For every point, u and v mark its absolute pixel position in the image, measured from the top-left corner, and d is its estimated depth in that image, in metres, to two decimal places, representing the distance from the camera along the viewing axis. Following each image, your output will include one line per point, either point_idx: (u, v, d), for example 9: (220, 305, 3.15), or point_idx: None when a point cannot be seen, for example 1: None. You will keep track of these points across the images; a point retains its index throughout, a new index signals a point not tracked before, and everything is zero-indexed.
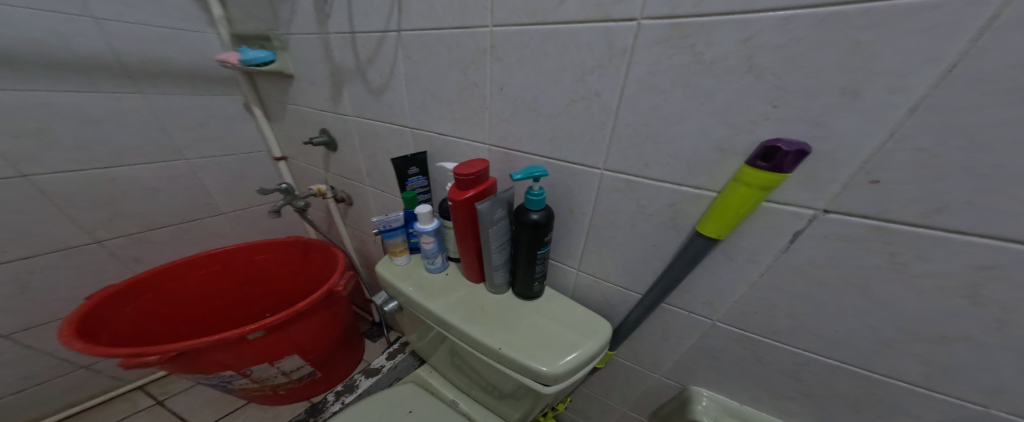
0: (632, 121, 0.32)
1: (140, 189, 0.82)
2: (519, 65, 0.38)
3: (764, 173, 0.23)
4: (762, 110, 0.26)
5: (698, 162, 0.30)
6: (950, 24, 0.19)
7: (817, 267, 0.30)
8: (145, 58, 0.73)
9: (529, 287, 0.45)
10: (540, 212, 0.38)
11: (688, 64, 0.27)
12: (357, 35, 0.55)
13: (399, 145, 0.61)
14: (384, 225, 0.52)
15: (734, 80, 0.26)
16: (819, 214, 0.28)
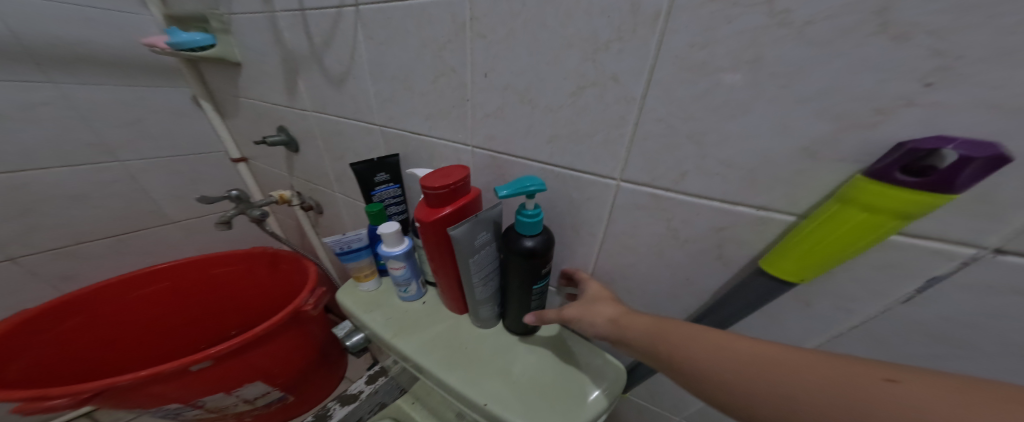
0: (665, 115, 0.24)
1: (61, 198, 0.69)
2: (508, 43, 0.29)
3: (910, 194, 0.15)
4: (902, 91, 0.17)
5: (765, 174, 0.22)
6: None
7: (960, 326, 0.21)
8: (55, 40, 0.60)
9: (523, 323, 0.37)
10: (536, 238, 0.29)
11: (763, 27, 0.19)
12: (308, 14, 0.46)
13: (368, 147, 0.51)
14: (341, 247, 0.43)
15: (846, 47, 0.17)
16: (986, 255, 0.19)
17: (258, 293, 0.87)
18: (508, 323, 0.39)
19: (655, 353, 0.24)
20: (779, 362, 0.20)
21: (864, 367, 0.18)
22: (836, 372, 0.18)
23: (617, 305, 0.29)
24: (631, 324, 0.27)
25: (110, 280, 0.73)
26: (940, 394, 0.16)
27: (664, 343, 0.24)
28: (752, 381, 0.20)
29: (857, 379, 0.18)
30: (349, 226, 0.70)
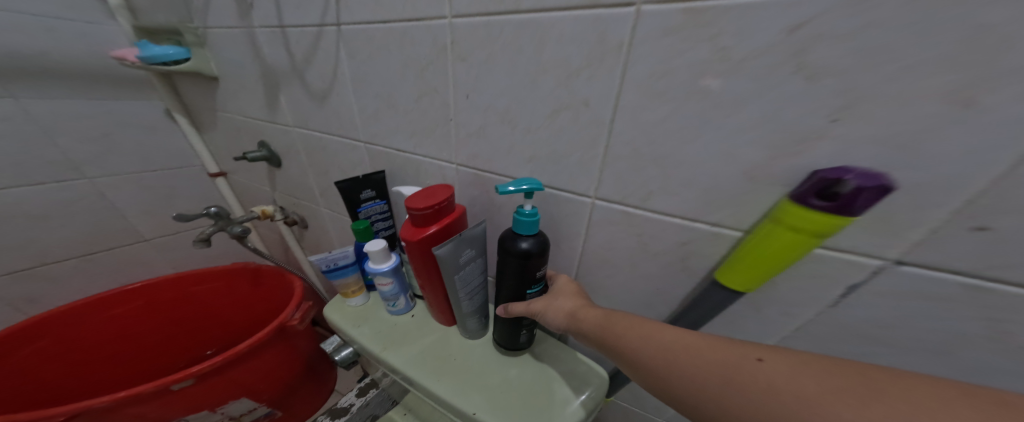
0: (631, 139, 0.26)
1: (22, 218, 0.65)
2: (487, 65, 0.31)
3: (823, 216, 0.17)
4: (814, 126, 0.20)
5: (719, 195, 0.25)
6: None
7: (880, 327, 0.25)
8: (13, 52, 0.57)
9: (514, 335, 0.37)
10: (531, 239, 0.30)
11: (707, 62, 0.21)
12: (288, 30, 0.46)
13: (353, 163, 0.52)
14: (328, 264, 0.43)
15: (775, 83, 0.20)
16: (888, 266, 0.22)
17: (241, 308, 0.84)
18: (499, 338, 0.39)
19: (602, 342, 0.28)
20: (686, 345, 0.24)
21: (746, 349, 0.22)
22: (726, 353, 0.23)
23: (578, 299, 0.32)
24: (585, 317, 0.30)
25: (81, 301, 0.70)
26: (792, 368, 0.21)
27: (610, 334, 0.27)
28: (663, 358, 0.24)
29: (740, 359, 0.22)
30: (335, 239, 0.69)
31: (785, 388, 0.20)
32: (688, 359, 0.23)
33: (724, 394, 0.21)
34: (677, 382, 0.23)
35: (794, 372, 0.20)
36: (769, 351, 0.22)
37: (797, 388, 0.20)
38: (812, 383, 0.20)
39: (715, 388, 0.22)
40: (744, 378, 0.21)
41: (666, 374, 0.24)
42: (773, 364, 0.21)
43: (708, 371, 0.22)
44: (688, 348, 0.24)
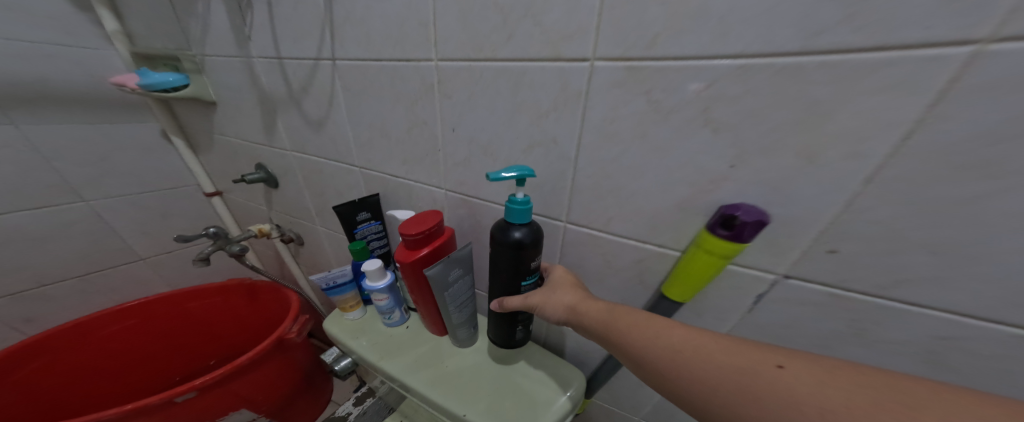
0: (592, 173, 0.31)
1: (20, 241, 0.67)
2: (469, 103, 0.35)
3: (724, 242, 0.23)
4: (719, 171, 0.26)
5: (661, 222, 0.30)
6: (904, 85, 0.19)
7: (783, 328, 0.30)
8: (13, 80, 0.59)
9: (510, 332, 0.41)
10: (524, 228, 0.32)
11: (645, 111, 0.26)
12: (285, 62, 0.50)
13: (348, 185, 0.55)
14: (327, 282, 0.47)
15: (693, 132, 0.25)
16: (780, 279, 0.28)
17: (238, 322, 0.86)
18: (495, 336, 0.43)
19: (607, 338, 0.30)
20: (704, 348, 0.25)
21: (766, 357, 0.24)
22: (744, 358, 0.24)
23: (577, 293, 0.33)
24: (587, 312, 0.31)
25: (81, 319, 0.71)
26: (812, 376, 0.22)
27: (618, 332, 0.29)
28: (678, 357, 0.26)
29: (760, 366, 0.23)
30: (330, 255, 0.72)
31: (804, 395, 0.21)
32: (707, 362, 0.25)
33: (739, 397, 0.23)
34: (690, 381, 0.25)
35: (815, 380, 0.22)
36: (790, 358, 0.23)
37: (818, 396, 0.21)
38: (831, 392, 0.21)
39: (729, 390, 0.23)
40: (763, 383, 0.23)
41: (682, 374, 0.25)
42: (794, 373, 0.22)
43: (724, 374, 0.24)
44: (707, 352, 0.25)
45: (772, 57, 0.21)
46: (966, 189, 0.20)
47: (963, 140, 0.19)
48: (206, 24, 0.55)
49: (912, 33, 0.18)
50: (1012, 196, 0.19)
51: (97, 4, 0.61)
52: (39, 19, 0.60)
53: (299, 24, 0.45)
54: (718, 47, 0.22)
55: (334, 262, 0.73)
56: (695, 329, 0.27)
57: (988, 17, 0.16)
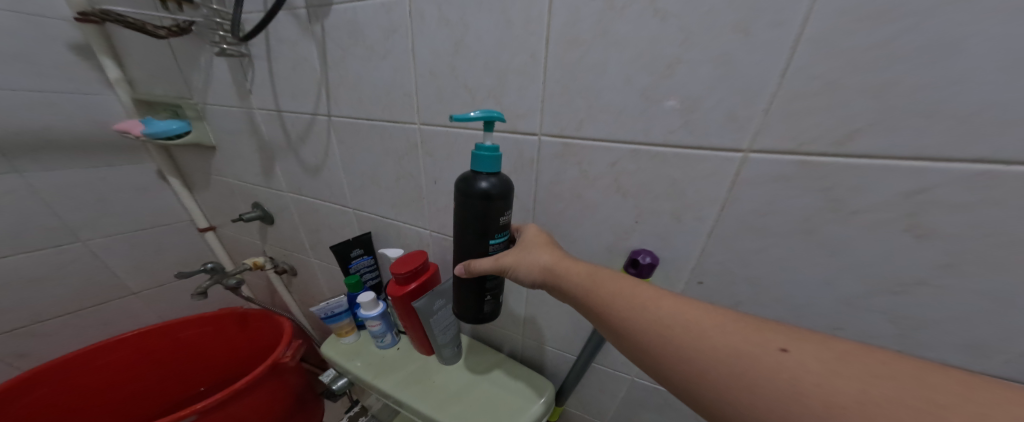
0: (547, 221, 0.41)
1: (18, 281, 0.69)
2: (448, 160, 0.45)
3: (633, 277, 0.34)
4: (627, 225, 0.36)
5: (596, 259, 0.40)
6: (718, 172, 0.29)
7: None
8: (19, 130, 0.62)
9: (479, 306, 0.39)
10: (491, 178, 0.32)
11: (577, 178, 0.36)
12: (284, 114, 0.56)
13: (341, 223, 0.62)
14: (326, 313, 0.52)
15: (608, 195, 0.35)
16: None
17: (229, 350, 0.88)
18: (464, 314, 0.41)
19: (593, 307, 0.32)
20: (703, 330, 0.27)
21: (770, 341, 0.26)
22: (750, 343, 0.26)
23: (555, 260, 0.35)
24: (571, 281, 0.34)
25: (75, 353, 0.72)
26: (815, 361, 0.24)
27: (609, 305, 0.31)
28: (672, 333, 0.28)
29: (765, 350, 0.25)
30: (323, 286, 0.78)
31: (806, 380, 0.23)
32: (706, 341, 0.27)
33: (731, 375, 0.25)
34: (681, 357, 0.27)
35: (817, 365, 0.24)
36: (794, 343, 0.25)
37: (819, 379, 0.23)
38: (838, 379, 0.23)
39: (725, 368, 0.26)
40: (764, 365, 0.25)
41: (676, 351, 0.28)
42: (797, 357, 0.24)
43: (725, 354, 0.26)
44: (706, 331, 0.27)
45: (649, 146, 0.31)
46: (761, 242, 0.30)
47: (751, 213, 0.30)
48: (208, 77, 0.60)
49: (721, 141, 0.28)
50: (785, 246, 0.30)
51: (100, 53, 0.66)
52: (46, 71, 0.64)
53: (299, 84, 0.52)
54: (617, 137, 0.32)
55: (326, 290, 0.79)
56: (694, 308, 0.29)
57: (747, 134, 0.27)
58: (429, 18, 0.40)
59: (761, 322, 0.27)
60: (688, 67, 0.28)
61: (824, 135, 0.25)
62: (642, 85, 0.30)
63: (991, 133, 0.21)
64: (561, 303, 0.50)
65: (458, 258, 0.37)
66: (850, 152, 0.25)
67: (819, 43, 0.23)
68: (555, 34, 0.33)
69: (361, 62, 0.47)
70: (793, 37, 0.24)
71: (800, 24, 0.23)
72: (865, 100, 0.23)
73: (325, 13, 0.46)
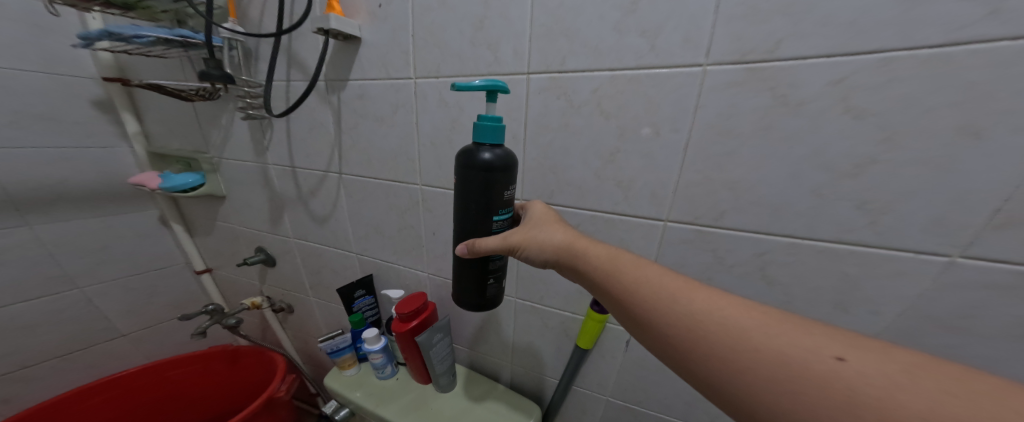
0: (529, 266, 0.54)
1: (10, 331, 0.70)
2: (445, 217, 0.55)
3: (596, 312, 0.48)
4: None
5: (570, 298, 0.53)
6: (647, 233, 0.41)
7: (645, 358, 0.51)
8: (36, 186, 0.67)
9: (481, 287, 0.41)
10: (493, 149, 0.34)
11: None
12: (298, 170, 0.64)
13: (345, 265, 0.70)
14: (332, 348, 0.63)
15: None
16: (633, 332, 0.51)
17: (216, 389, 0.88)
18: (466, 298, 0.42)
19: (618, 296, 0.33)
20: (741, 329, 0.27)
21: (824, 348, 0.25)
22: (800, 349, 0.25)
23: (569, 239, 0.37)
24: (592, 267, 0.35)
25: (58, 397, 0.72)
26: (876, 372, 0.23)
27: (632, 293, 0.32)
28: (704, 330, 0.28)
29: (817, 357, 0.24)
30: (321, 322, 0.83)
31: (865, 391, 0.22)
32: (747, 341, 0.26)
33: (772, 377, 0.25)
34: (711, 355, 0.27)
35: (879, 376, 0.22)
36: (852, 352, 0.24)
37: (881, 392, 0.22)
38: (903, 394, 0.21)
39: (764, 372, 0.25)
40: (816, 371, 0.24)
41: (708, 347, 0.27)
42: (856, 367, 0.23)
43: (765, 356, 0.25)
44: (747, 329, 0.27)
45: (601, 214, 0.43)
46: None
47: (673, 263, 0.41)
48: (227, 134, 0.67)
49: (649, 211, 0.40)
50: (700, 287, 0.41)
51: (122, 110, 0.72)
52: (69, 127, 0.69)
53: (314, 147, 0.61)
54: (578, 206, 0.45)
55: (323, 327, 0.84)
56: (729, 306, 0.29)
57: (664, 208, 0.39)
58: (430, 100, 0.50)
59: (811, 328, 0.26)
60: (623, 155, 0.40)
61: (705, 212, 0.37)
62: (594, 168, 0.42)
63: (798, 217, 0.33)
64: (542, 333, 0.58)
65: (461, 236, 0.39)
66: (725, 225, 0.37)
67: (698, 151, 0.36)
68: (531, 121, 0.44)
69: (372, 130, 0.56)
70: (683, 140, 0.37)
71: (687, 132, 0.36)
72: (726, 192, 0.36)
73: (341, 87, 0.56)
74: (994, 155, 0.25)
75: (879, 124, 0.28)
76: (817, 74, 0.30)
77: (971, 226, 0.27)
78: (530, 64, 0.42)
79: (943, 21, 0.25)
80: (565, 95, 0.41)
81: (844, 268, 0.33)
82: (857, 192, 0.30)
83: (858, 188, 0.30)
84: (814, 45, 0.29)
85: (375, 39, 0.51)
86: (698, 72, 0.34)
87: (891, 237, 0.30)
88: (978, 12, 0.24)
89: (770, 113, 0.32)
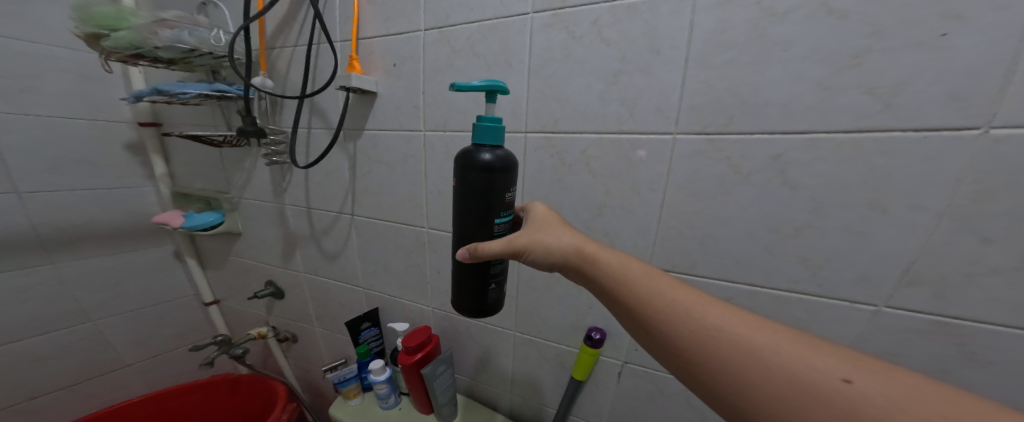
0: (527, 303, 0.59)
1: (20, 363, 0.71)
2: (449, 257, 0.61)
3: (590, 346, 0.53)
4: (586, 309, 0.55)
5: (565, 332, 0.58)
6: None
7: (636, 390, 0.56)
8: (65, 226, 0.72)
9: (482, 293, 0.39)
10: (493, 149, 0.34)
11: (550, 277, 0.56)
12: (313, 210, 0.70)
13: (352, 299, 0.74)
14: (339, 378, 0.66)
15: (572, 287, 0.55)
16: (624, 364, 0.55)
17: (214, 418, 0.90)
18: (466, 303, 0.40)
19: (628, 305, 0.33)
20: (752, 345, 0.27)
21: (832, 369, 0.25)
22: (809, 367, 0.25)
23: (577, 243, 0.36)
24: (602, 275, 0.34)
25: None
26: (879, 395, 0.23)
27: (645, 303, 0.32)
28: (714, 344, 0.28)
29: (825, 378, 0.24)
30: (324, 352, 0.86)
31: (866, 411, 0.22)
32: (757, 360, 0.26)
33: (779, 395, 0.25)
34: (720, 369, 0.27)
35: (885, 400, 0.23)
36: (858, 374, 0.24)
37: (883, 414, 0.22)
38: (900, 415, 0.22)
39: (772, 387, 0.25)
40: (823, 390, 0.24)
41: (718, 361, 0.27)
42: (862, 389, 0.23)
43: (773, 371, 0.26)
44: (759, 348, 0.27)
45: None
46: None
47: None
48: (249, 177, 0.73)
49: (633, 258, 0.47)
50: None
51: (153, 153, 0.78)
52: (102, 171, 0.75)
53: (329, 191, 0.67)
54: None
55: (326, 356, 0.86)
56: (740, 321, 0.29)
57: (645, 255, 0.46)
58: (438, 151, 0.57)
59: (821, 349, 0.26)
60: (609, 210, 0.47)
61: (680, 260, 0.44)
62: (584, 218, 0.49)
63: (753, 268, 0.41)
64: (540, 365, 0.62)
65: (461, 240, 0.38)
66: (696, 273, 0.44)
67: (673, 207, 0.43)
68: (528, 175, 0.51)
69: (384, 177, 0.62)
70: (659, 199, 0.43)
71: (662, 191, 0.43)
72: (695, 245, 0.43)
73: (358, 136, 0.62)
74: (896, 226, 0.34)
75: (810, 194, 0.36)
76: (760, 149, 0.37)
77: (889, 281, 0.35)
78: (527, 124, 0.49)
79: (852, 111, 0.33)
80: (558, 154, 0.48)
81: (794, 312, 0.40)
82: (799, 249, 0.38)
83: (798, 247, 0.38)
84: (757, 124, 0.37)
85: (391, 97, 0.58)
86: (669, 139, 0.41)
87: (825, 286, 0.38)
88: (874, 105, 0.32)
89: (726, 180, 0.40)
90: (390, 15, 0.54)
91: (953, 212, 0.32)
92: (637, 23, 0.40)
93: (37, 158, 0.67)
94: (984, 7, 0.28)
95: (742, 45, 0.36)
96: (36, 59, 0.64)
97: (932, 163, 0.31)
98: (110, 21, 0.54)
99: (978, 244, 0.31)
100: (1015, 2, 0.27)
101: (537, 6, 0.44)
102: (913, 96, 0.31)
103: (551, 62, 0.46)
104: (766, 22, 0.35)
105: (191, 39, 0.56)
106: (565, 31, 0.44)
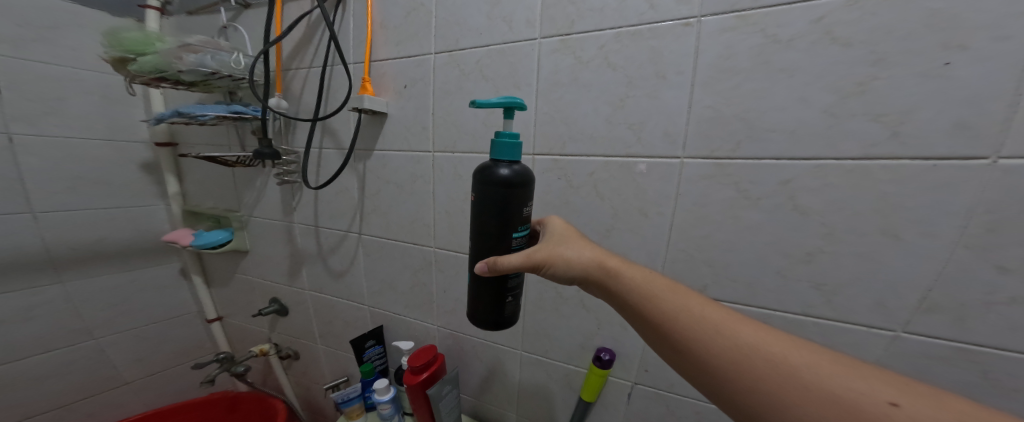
0: (535, 323, 0.59)
1: (19, 383, 0.70)
2: (457, 276, 0.61)
3: (599, 367, 0.52)
4: (594, 329, 0.55)
5: (574, 352, 0.57)
6: None
7: (647, 413, 0.54)
8: (76, 244, 0.73)
9: (500, 307, 0.39)
10: (511, 165, 0.34)
11: (558, 297, 0.56)
12: (321, 228, 0.70)
13: (356, 317, 0.74)
14: (342, 398, 0.65)
15: (579, 307, 0.55)
16: (634, 386, 0.54)
17: None
18: (482, 317, 0.40)
19: (655, 321, 0.33)
20: (788, 365, 0.27)
21: (878, 392, 0.24)
22: (854, 390, 0.24)
23: (596, 257, 0.36)
24: (625, 290, 0.34)
25: None
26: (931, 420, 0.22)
27: (673, 319, 0.32)
28: (749, 364, 0.27)
29: (870, 401, 0.24)
30: (326, 370, 0.84)
31: None
32: (795, 379, 0.26)
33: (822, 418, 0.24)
34: (755, 388, 0.27)
35: None
36: (906, 397, 0.24)
37: None
38: None
39: (814, 410, 0.25)
40: (870, 413, 0.23)
41: (753, 380, 0.27)
42: (911, 414, 0.23)
43: (813, 392, 0.25)
44: (796, 368, 0.26)
45: None
46: None
47: None
48: (259, 195, 0.74)
49: None
50: None
51: (166, 172, 0.79)
52: (114, 189, 0.76)
53: (337, 208, 0.68)
54: None
55: (327, 374, 0.85)
56: (774, 340, 0.28)
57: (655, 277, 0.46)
58: (447, 171, 0.57)
59: (864, 371, 0.26)
60: (617, 232, 0.47)
61: (691, 283, 0.44)
62: (593, 239, 0.49)
63: (765, 292, 0.41)
64: (547, 385, 0.61)
65: (478, 254, 0.38)
66: (707, 295, 0.44)
67: (683, 229, 0.43)
68: (538, 196, 0.51)
69: (391, 196, 0.63)
70: (668, 222, 0.44)
71: (671, 213, 0.43)
72: (705, 267, 0.43)
73: (367, 156, 0.63)
74: (910, 253, 0.34)
75: (820, 220, 0.37)
76: (768, 175, 0.38)
77: (905, 307, 0.35)
78: (535, 146, 0.50)
79: (860, 139, 0.34)
80: (566, 176, 0.49)
81: (809, 335, 0.40)
82: (812, 275, 0.38)
83: (810, 272, 0.38)
84: (764, 150, 0.38)
85: (400, 118, 0.59)
86: (676, 163, 0.42)
87: (839, 310, 0.38)
88: (883, 133, 0.33)
89: (736, 204, 0.40)
90: (402, 39, 0.56)
91: (967, 241, 0.32)
92: (643, 50, 0.41)
93: (54, 178, 0.68)
94: (985, 38, 0.29)
95: (747, 71, 0.37)
96: (61, 82, 0.67)
97: (943, 190, 0.32)
98: (138, 46, 0.56)
99: (995, 273, 0.31)
100: (1017, 34, 0.28)
101: (544, 32, 0.46)
102: (921, 124, 0.31)
103: (558, 85, 0.47)
104: (771, 49, 0.36)
105: (213, 62, 0.58)
106: (571, 56, 0.45)
